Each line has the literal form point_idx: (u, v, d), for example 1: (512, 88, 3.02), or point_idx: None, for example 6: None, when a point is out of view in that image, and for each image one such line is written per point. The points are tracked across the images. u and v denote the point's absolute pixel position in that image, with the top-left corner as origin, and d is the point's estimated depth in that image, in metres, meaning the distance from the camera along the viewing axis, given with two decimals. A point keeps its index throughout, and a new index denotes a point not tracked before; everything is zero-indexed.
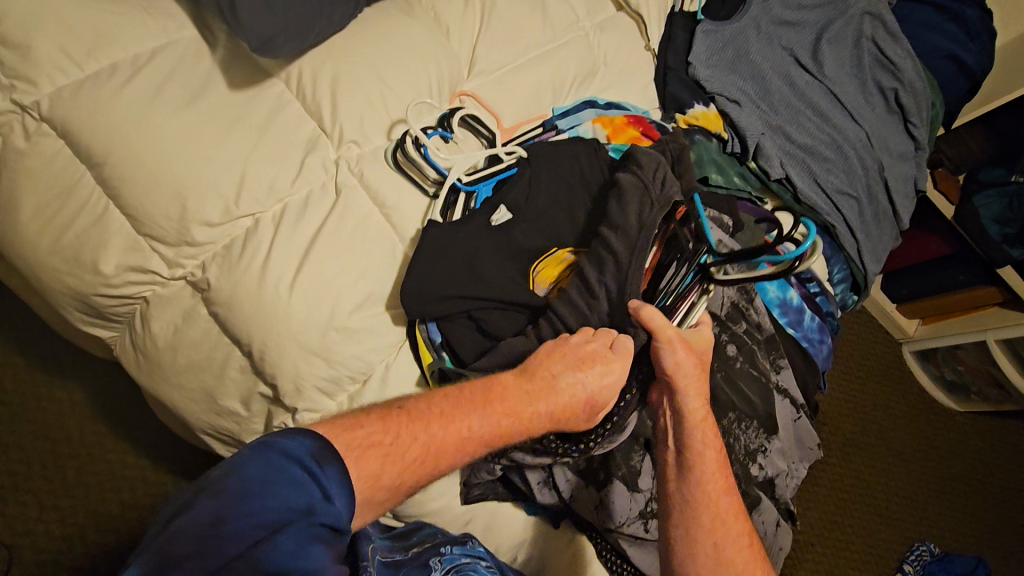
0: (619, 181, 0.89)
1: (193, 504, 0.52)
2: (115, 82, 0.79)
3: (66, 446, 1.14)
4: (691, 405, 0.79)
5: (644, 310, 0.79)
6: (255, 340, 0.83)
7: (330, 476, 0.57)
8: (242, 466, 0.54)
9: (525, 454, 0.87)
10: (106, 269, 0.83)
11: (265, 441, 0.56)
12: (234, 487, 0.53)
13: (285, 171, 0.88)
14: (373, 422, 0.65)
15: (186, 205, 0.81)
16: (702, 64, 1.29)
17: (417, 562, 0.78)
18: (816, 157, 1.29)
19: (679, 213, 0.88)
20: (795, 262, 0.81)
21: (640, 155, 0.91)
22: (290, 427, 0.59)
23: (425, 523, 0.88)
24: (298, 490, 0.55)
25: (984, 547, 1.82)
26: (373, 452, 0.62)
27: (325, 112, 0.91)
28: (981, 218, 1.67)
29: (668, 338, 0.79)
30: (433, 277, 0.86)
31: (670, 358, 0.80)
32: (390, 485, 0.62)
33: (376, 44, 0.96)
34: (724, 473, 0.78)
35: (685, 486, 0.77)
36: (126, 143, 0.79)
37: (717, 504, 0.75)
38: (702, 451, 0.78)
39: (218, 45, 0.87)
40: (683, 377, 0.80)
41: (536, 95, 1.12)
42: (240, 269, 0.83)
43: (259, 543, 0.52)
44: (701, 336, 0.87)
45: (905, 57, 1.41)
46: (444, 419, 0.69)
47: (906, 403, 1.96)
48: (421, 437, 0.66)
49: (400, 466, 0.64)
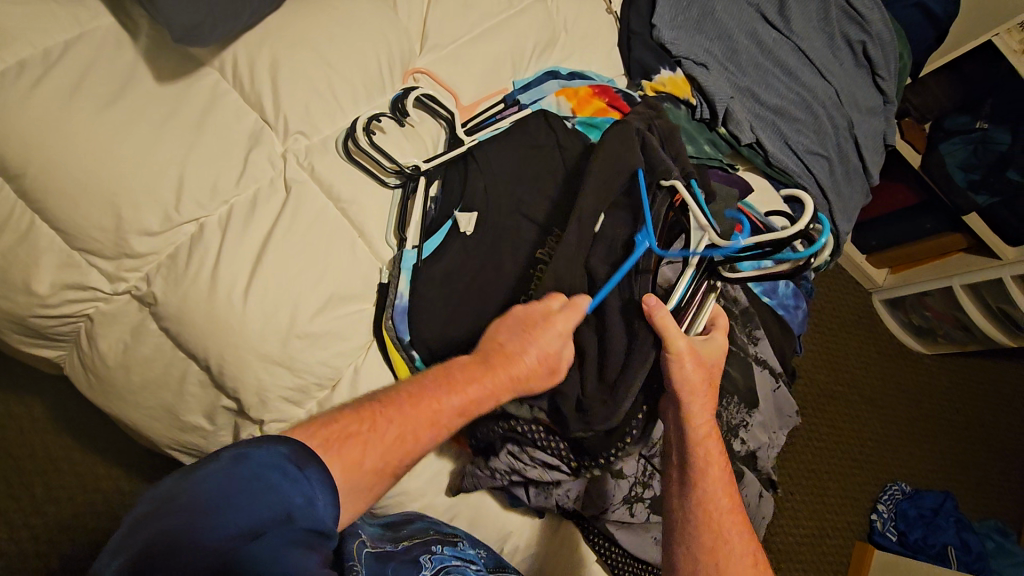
0: (607, 140, 0.90)
1: (162, 514, 0.50)
2: (23, 84, 0.71)
3: (31, 463, 1.09)
4: (696, 422, 0.80)
5: (657, 315, 0.80)
6: (212, 355, 0.79)
7: (307, 478, 0.56)
8: (212, 476, 0.53)
9: (538, 469, 0.87)
10: (40, 289, 0.77)
11: (234, 454, 0.54)
12: (205, 498, 0.51)
13: (228, 170, 0.81)
14: (348, 414, 0.66)
15: (121, 214, 0.75)
16: (667, 27, 1.23)
17: (406, 557, 0.73)
18: (786, 117, 1.26)
19: (678, 199, 0.89)
20: (808, 258, 0.87)
21: (609, 137, 0.90)
22: (261, 437, 0.57)
23: (418, 515, 0.85)
24: (274, 499, 0.53)
25: (953, 482, 1.90)
26: (351, 440, 0.64)
27: (266, 101, 0.84)
28: (947, 165, 1.68)
29: (679, 350, 0.80)
30: (414, 282, 0.87)
31: (687, 368, 0.81)
32: (374, 467, 0.64)
33: (318, 26, 0.88)
34: (732, 491, 0.80)
35: (688, 504, 0.78)
36: (45, 152, 0.72)
37: (720, 523, 0.77)
38: (705, 469, 0.79)
39: (139, 33, 0.79)
40: (690, 391, 0.81)
41: (494, 69, 1.06)
42: (188, 279, 0.78)
43: (239, 548, 0.51)
44: (712, 344, 0.86)
45: (874, 7, 1.36)
46: (412, 400, 0.70)
47: (878, 350, 2.00)
48: (396, 415, 0.68)
49: (379, 439, 0.65)
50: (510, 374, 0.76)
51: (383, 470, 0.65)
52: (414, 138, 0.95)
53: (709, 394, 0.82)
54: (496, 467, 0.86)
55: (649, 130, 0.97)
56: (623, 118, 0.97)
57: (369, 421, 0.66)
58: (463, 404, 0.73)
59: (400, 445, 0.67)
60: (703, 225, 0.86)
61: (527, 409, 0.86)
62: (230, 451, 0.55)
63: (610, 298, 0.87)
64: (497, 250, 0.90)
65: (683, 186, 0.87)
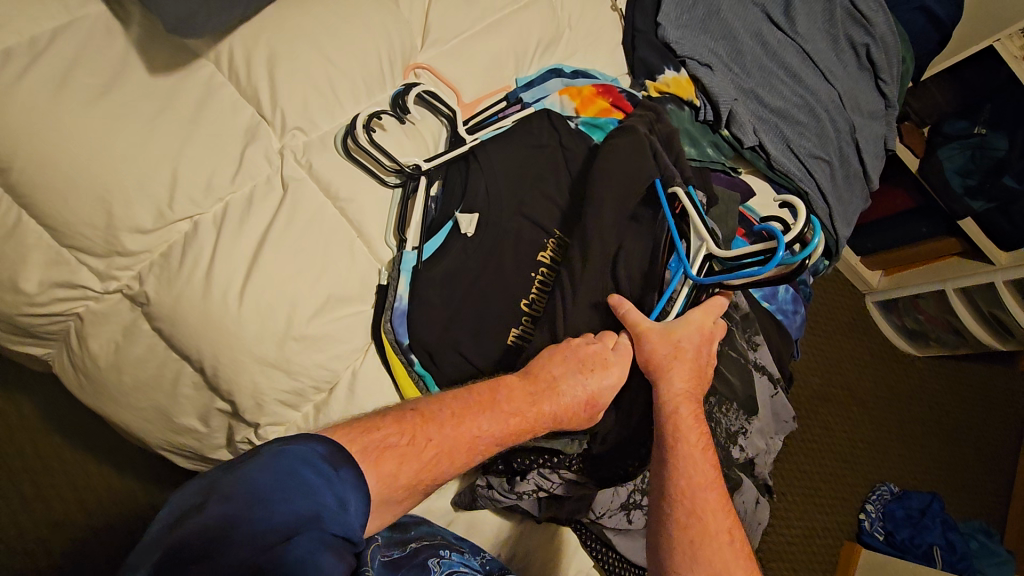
0: (614, 143, 0.91)
1: (204, 506, 0.50)
2: (11, 74, 0.68)
3: (18, 460, 1.06)
4: (665, 393, 0.79)
5: (620, 309, 0.83)
6: (207, 357, 0.77)
7: (343, 481, 0.56)
8: (252, 470, 0.52)
9: (562, 487, 0.86)
10: (28, 287, 0.75)
11: (277, 448, 0.55)
12: (244, 492, 0.51)
13: (224, 166, 0.79)
14: (390, 424, 0.66)
15: (112, 210, 0.73)
16: (672, 26, 1.21)
17: (415, 561, 0.73)
18: (788, 121, 1.25)
19: (679, 206, 0.90)
20: (803, 262, 0.82)
21: (615, 142, 0.91)
22: (301, 433, 0.58)
23: (424, 519, 0.84)
24: (310, 497, 0.53)
25: (941, 483, 1.92)
26: (390, 453, 0.64)
27: (264, 96, 0.82)
28: (945, 170, 1.66)
29: (637, 331, 0.81)
30: (413, 285, 0.85)
31: (646, 344, 0.81)
32: (407, 482, 0.64)
33: (318, 19, 0.86)
34: (709, 464, 0.77)
35: (664, 480, 0.76)
36: (34, 146, 0.69)
37: (692, 497, 0.74)
38: (675, 442, 0.77)
39: (131, 23, 0.76)
40: (658, 365, 0.80)
41: (496, 66, 1.04)
42: (182, 279, 0.76)
43: (273, 548, 0.50)
44: (687, 324, 0.82)
45: (879, 10, 1.35)
46: (457, 424, 0.70)
47: (871, 352, 2.01)
48: (436, 435, 0.68)
49: (416, 458, 0.65)
50: (553, 411, 0.76)
51: (417, 487, 0.66)
52: (415, 136, 0.93)
53: (679, 369, 0.80)
54: (522, 489, 0.84)
55: (651, 133, 0.96)
56: (627, 123, 0.96)
57: (408, 437, 0.66)
58: (503, 432, 0.73)
59: (438, 465, 0.67)
60: (701, 234, 0.86)
61: (576, 446, 0.83)
62: (270, 447, 0.55)
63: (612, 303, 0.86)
64: (498, 253, 0.88)
65: (684, 194, 0.88)
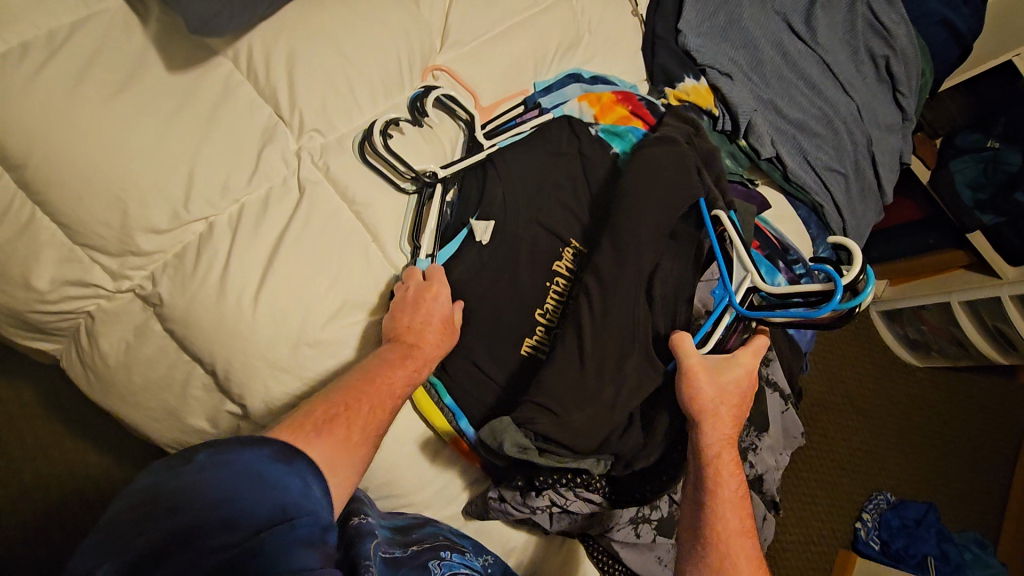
0: (650, 152, 0.91)
1: (155, 515, 0.50)
2: (26, 68, 0.67)
3: (20, 449, 1.06)
4: (711, 440, 0.75)
5: (683, 343, 0.78)
6: (219, 360, 0.76)
7: (299, 471, 0.57)
8: (202, 476, 0.53)
9: (578, 503, 0.85)
10: (40, 284, 0.74)
11: (221, 454, 0.55)
12: (197, 499, 0.51)
13: (240, 167, 0.78)
14: (321, 404, 0.68)
15: (126, 209, 0.72)
16: (693, 33, 1.19)
17: (416, 561, 0.71)
18: (807, 133, 1.24)
19: (721, 230, 0.87)
20: (854, 310, 0.77)
21: (655, 152, 0.90)
22: (247, 437, 0.58)
23: (429, 520, 0.84)
24: (267, 494, 0.53)
25: (938, 493, 1.93)
26: (337, 421, 0.66)
27: (283, 97, 0.81)
28: (955, 182, 1.67)
29: (690, 367, 0.77)
30: None
31: (693, 383, 0.77)
32: (362, 436, 0.67)
33: (338, 18, 0.84)
34: (745, 512, 0.73)
35: (698, 524, 0.72)
36: (49, 143, 0.68)
37: (728, 544, 0.70)
38: (716, 489, 0.73)
39: (150, 18, 0.74)
40: (706, 409, 0.76)
41: (515, 70, 1.03)
42: (195, 282, 0.75)
43: (237, 546, 0.50)
44: (732, 365, 0.79)
45: (901, 23, 1.33)
46: (371, 383, 0.71)
47: (874, 363, 2.01)
48: (364, 393, 0.70)
49: (363, 416, 0.68)
50: (426, 348, 0.77)
51: (369, 435, 0.68)
52: (434, 140, 0.91)
53: (724, 416, 0.77)
54: (535, 505, 0.84)
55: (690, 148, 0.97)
56: (663, 133, 0.96)
57: (343, 404, 0.68)
58: (410, 374, 0.74)
59: (376, 413, 0.70)
60: (748, 266, 0.83)
61: (601, 465, 0.83)
62: (211, 451, 0.55)
63: (639, 320, 0.83)
64: (515, 263, 0.88)
65: (728, 218, 0.85)
